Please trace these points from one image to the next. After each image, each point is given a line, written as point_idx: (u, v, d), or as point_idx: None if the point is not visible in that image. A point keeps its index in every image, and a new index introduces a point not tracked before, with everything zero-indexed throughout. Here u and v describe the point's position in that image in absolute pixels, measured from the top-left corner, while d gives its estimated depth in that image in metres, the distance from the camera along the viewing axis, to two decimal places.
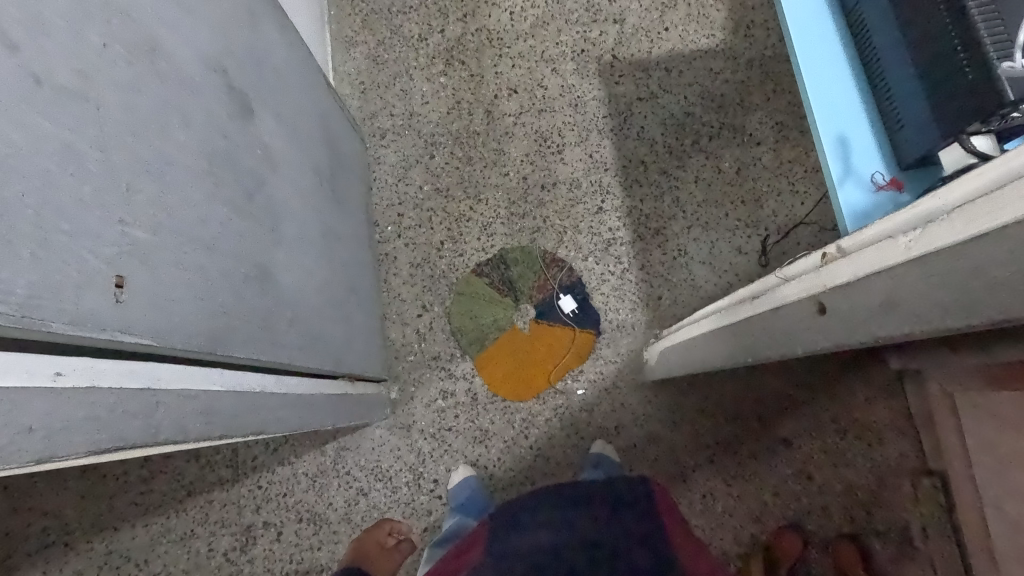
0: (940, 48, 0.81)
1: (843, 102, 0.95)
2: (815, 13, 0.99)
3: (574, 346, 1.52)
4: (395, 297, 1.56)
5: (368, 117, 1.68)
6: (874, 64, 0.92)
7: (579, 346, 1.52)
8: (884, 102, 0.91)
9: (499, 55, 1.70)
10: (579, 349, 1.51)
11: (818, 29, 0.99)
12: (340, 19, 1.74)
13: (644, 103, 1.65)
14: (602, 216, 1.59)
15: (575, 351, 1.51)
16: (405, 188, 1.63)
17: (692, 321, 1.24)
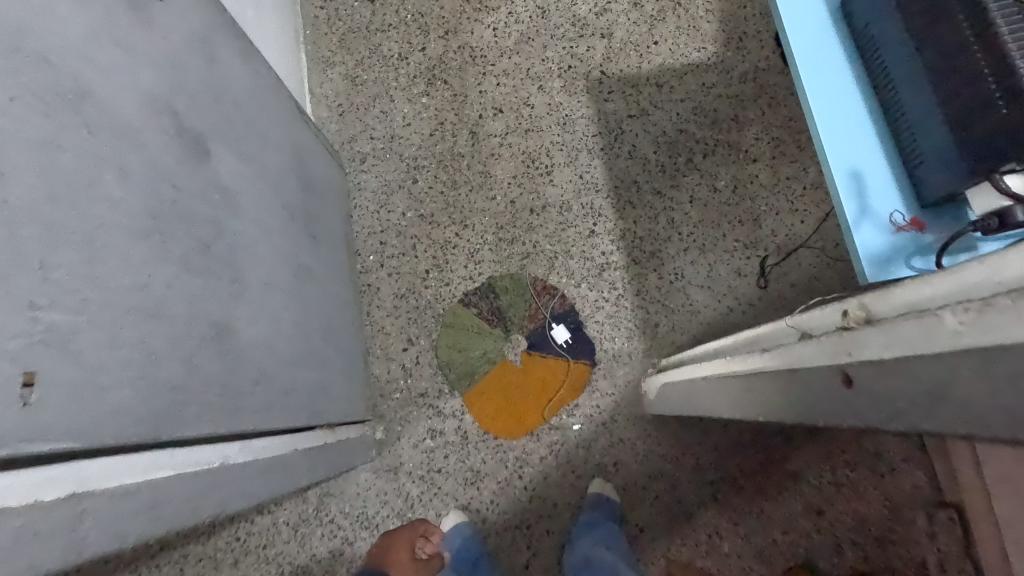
0: (962, 68, 0.75)
1: (857, 133, 0.89)
2: (820, 34, 0.93)
3: (569, 380, 1.44)
4: (379, 330, 1.48)
5: (347, 142, 1.60)
6: (891, 92, 0.86)
7: (574, 380, 1.44)
8: (901, 134, 0.85)
9: (482, 73, 1.63)
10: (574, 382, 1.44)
11: (824, 50, 0.92)
12: (315, 38, 1.67)
13: (635, 120, 1.59)
14: (594, 240, 1.52)
15: (569, 385, 1.44)
16: (388, 215, 1.55)
17: (692, 356, 1.17)
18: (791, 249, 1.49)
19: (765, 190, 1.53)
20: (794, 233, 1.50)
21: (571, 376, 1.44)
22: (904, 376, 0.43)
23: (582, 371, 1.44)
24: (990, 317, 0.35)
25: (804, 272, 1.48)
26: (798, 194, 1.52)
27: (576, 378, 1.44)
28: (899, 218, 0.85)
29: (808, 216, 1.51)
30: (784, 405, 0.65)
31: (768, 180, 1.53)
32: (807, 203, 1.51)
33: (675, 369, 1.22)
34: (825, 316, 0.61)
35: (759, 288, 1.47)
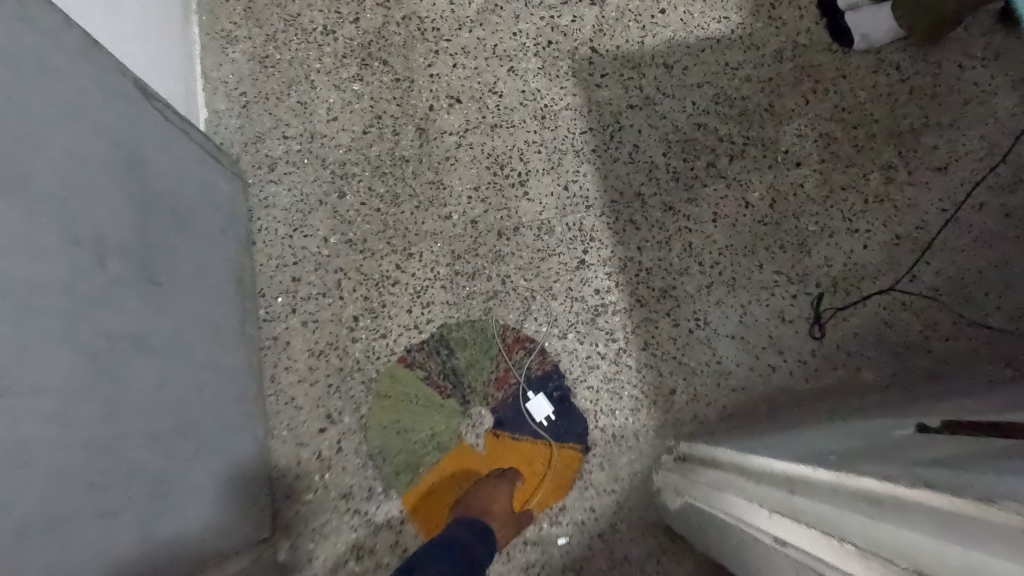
0: None
1: None
2: None
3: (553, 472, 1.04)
4: (287, 402, 1.07)
5: (251, 142, 1.19)
6: None
7: (559, 471, 1.04)
8: None
9: (434, 52, 1.23)
10: (559, 475, 1.04)
11: None
12: (214, 6, 1.26)
13: (637, 111, 1.19)
14: (584, 273, 1.12)
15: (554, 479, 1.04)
16: (304, 241, 1.14)
17: (734, 463, 0.78)
18: (852, 284, 1.10)
19: (813, 205, 1.14)
20: (854, 262, 1.11)
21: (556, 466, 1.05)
22: None
23: (573, 458, 1.05)
24: None
25: (871, 315, 1.08)
26: (857, 210, 1.13)
27: (561, 470, 1.04)
28: None
29: (872, 238, 1.12)
30: None
31: (817, 192, 1.14)
32: (870, 222, 1.13)
33: (705, 472, 0.85)
34: None
35: (813, 339, 1.07)
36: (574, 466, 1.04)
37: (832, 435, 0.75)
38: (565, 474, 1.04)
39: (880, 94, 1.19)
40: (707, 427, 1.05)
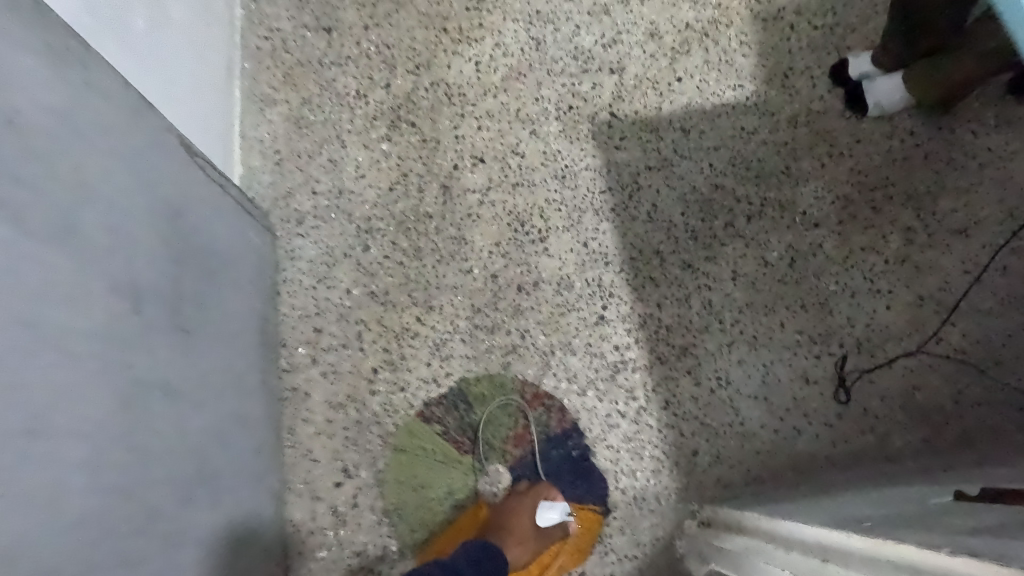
0: None
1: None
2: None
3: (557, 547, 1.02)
4: (303, 455, 1.06)
5: (282, 197, 1.24)
6: None
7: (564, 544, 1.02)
8: None
9: (460, 115, 1.29)
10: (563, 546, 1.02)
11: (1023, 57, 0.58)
12: (257, 73, 1.36)
13: (656, 173, 1.22)
14: (604, 329, 1.12)
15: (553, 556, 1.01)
16: (328, 292, 1.16)
17: (770, 527, 0.75)
18: (877, 348, 1.08)
19: (834, 266, 1.13)
20: (878, 323, 1.09)
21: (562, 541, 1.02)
22: None
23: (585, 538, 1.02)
24: None
25: (896, 377, 1.07)
26: (878, 272, 1.13)
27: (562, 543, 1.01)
28: None
29: (895, 299, 1.11)
30: None
31: (837, 252, 1.15)
32: (893, 284, 1.12)
33: (734, 538, 0.83)
34: None
35: (837, 403, 1.05)
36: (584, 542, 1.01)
37: (870, 506, 0.73)
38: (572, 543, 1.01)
39: (897, 158, 1.21)
40: (731, 490, 1.02)
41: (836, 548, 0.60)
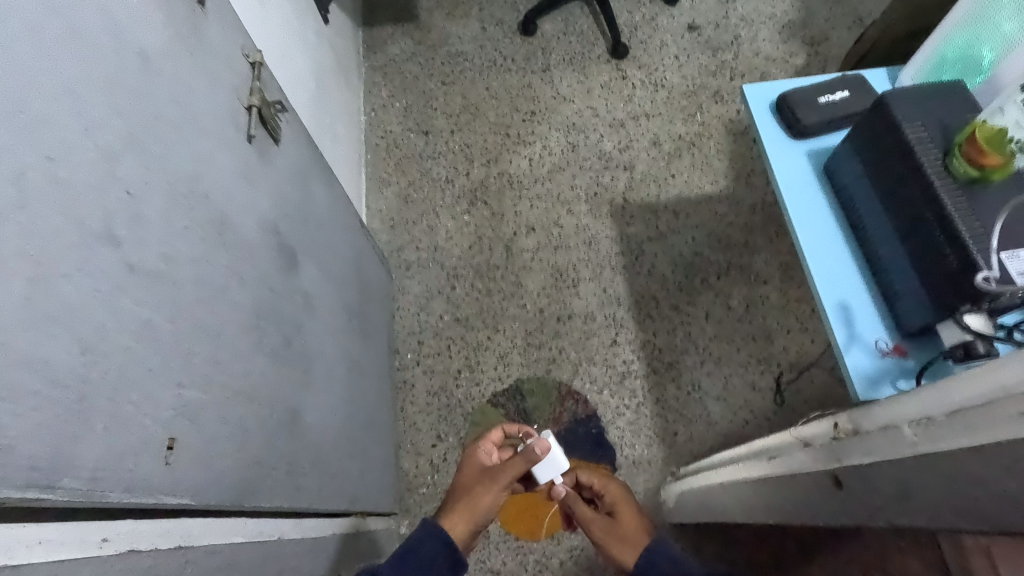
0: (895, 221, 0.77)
1: (815, 216, 0.88)
2: (793, 164, 0.93)
3: (509, 470, 1.03)
4: (410, 426, 1.58)
5: (395, 250, 1.79)
6: (843, 193, 0.86)
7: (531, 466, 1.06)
8: (852, 213, 0.85)
9: (519, 196, 1.84)
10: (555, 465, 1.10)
11: (797, 180, 0.92)
12: (375, 162, 1.91)
13: (655, 242, 1.76)
14: (616, 348, 1.63)
15: (505, 478, 1.03)
16: (427, 317, 1.70)
17: (704, 464, 1.25)
18: (803, 366, 1.58)
19: (776, 310, 1.65)
20: (805, 351, 1.60)
21: (508, 467, 1.04)
22: (886, 483, 0.52)
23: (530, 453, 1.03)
24: (932, 429, 0.48)
25: (816, 387, 1.56)
26: (807, 315, 1.63)
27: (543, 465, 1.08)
28: (883, 345, 0.78)
29: (818, 335, 1.61)
30: (792, 511, 0.73)
31: (779, 301, 1.66)
32: (816, 324, 1.62)
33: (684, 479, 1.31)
34: (820, 427, 0.69)
35: (775, 403, 1.54)
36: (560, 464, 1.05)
37: None
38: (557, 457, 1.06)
39: None
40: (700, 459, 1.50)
41: (724, 460, 1.09)
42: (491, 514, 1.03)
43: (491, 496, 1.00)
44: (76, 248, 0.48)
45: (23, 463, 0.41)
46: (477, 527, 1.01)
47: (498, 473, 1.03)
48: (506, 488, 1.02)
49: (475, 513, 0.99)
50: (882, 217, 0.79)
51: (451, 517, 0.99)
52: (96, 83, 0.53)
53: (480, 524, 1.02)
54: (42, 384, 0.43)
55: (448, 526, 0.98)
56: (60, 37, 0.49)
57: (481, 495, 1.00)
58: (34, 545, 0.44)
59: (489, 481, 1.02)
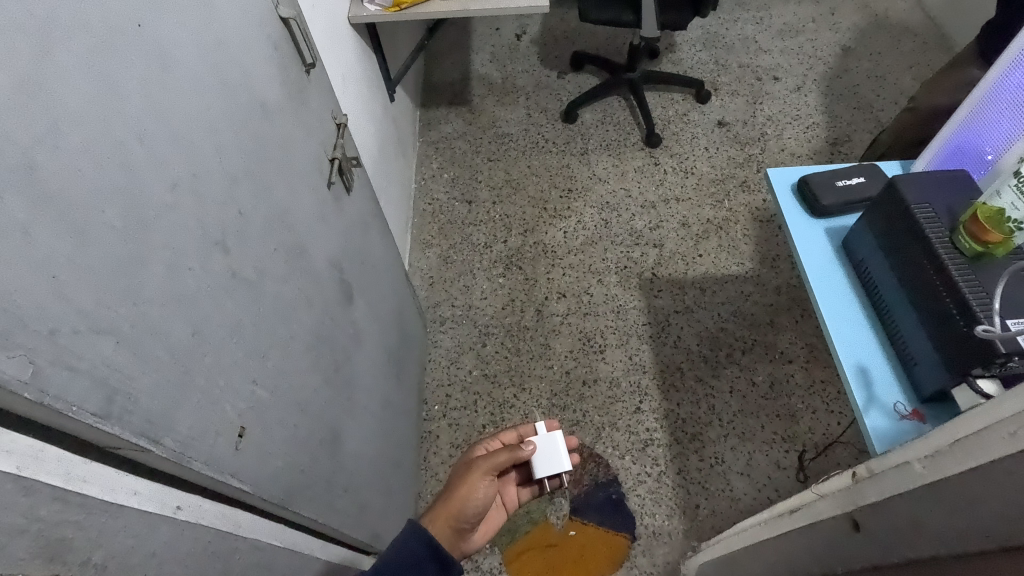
0: (907, 291, 0.83)
1: (834, 288, 0.95)
2: (812, 243, 1.01)
3: (491, 460, 1.01)
4: (431, 476, 1.60)
5: (432, 306, 1.89)
6: (862, 267, 0.93)
7: (520, 461, 1.02)
8: (870, 285, 0.91)
9: (552, 264, 1.95)
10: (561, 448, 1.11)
11: (816, 255, 0.99)
12: (420, 225, 2.05)
13: (681, 315, 1.82)
14: (639, 415, 1.65)
15: (484, 465, 1.00)
16: (456, 370, 1.76)
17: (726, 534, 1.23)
18: (829, 447, 1.57)
19: (800, 390, 1.67)
20: (830, 432, 1.59)
21: (489, 456, 1.01)
22: (901, 516, 0.55)
23: (516, 448, 1.00)
24: (938, 461, 0.52)
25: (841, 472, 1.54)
26: (833, 397, 1.65)
27: (544, 450, 1.10)
28: (901, 408, 0.82)
29: (844, 417, 1.61)
30: (806, 562, 0.74)
31: (803, 380, 1.68)
32: (842, 407, 1.63)
33: (705, 552, 1.28)
34: (838, 477, 0.72)
35: (800, 483, 1.53)
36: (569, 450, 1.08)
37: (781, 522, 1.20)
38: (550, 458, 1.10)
39: None
40: None
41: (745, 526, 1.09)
42: (477, 509, 0.99)
43: (466, 488, 0.98)
44: (201, 249, 0.58)
45: (141, 415, 0.49)
46: (462, 523, 0.99)
47: (476, 462, 1.01)
48: (487, 476, 0.99)
49: (454, 508, 0.97)
50: (896, 286, 0.85)
51: (432, 515, 0.97)
52: (230, 123, 0.65)
53: (468, 520, 0.99)
54: (163, 350, 0.52)
55: (427, 524, 0.96)
56: (212, 84, 0.62)
57: (457, 488, 0.98)
58: (132, 493, 0.49)
59: (467, 472, 1.00)
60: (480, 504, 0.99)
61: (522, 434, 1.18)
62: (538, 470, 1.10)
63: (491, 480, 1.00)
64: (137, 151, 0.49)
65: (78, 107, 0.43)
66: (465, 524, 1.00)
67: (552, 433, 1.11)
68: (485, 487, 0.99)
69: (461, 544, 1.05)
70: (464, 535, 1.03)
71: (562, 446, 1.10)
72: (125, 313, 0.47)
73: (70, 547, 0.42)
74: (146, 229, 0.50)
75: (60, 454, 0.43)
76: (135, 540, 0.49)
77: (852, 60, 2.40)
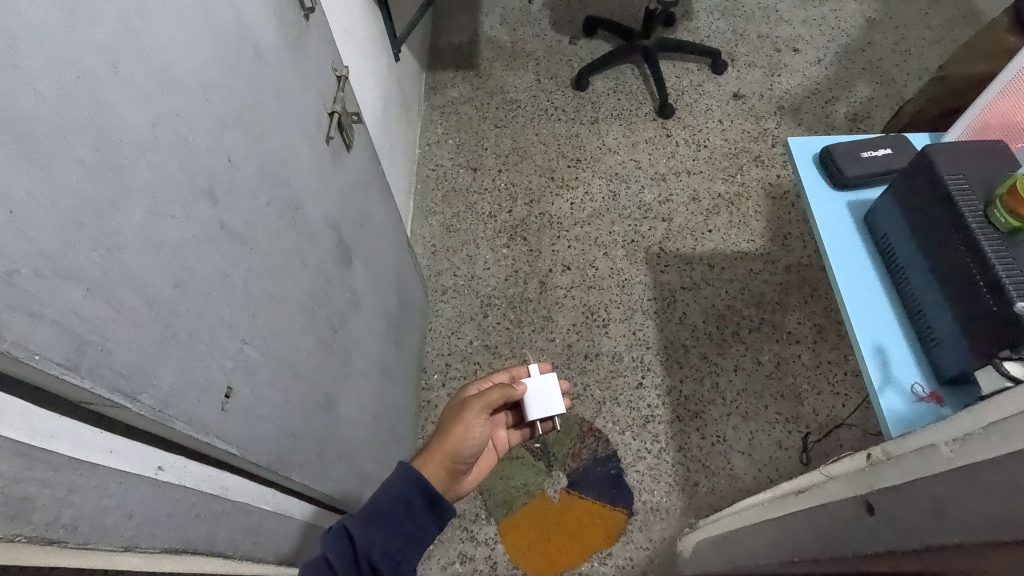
0: (935, 268, 0.79)
1: (855, 264, 0.90)
2: (834, 217, 0.96)
3: (483, 398, 0.99)
4: None
5: (434, 275, 1.85)
6: (884, 243, 0.89)
7: (514, 397, 1.01)
8: (892, 262, 0.87)
9: (557, 236, 1.90)
10: (556, 393, 1.09)
11: (836, 230, 0.95)
12: (423, 192, 2.00)
13: (687, 291, 1.78)
14: (641, 391, 1.62)
15: (478, 403, 0.98)
16: (457, 340, 1.73)
17: (723, 514, 1.21)
18: (832, 428, 1.55)
19: (806, 370, 1.64)
20: (834, 415, 1.57)
21: (481, 393, 0.99)
22: (921, 500, 0.52)
23: (509, 385, 0.99)
24: (970, 444, 0.49)
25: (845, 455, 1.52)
26: (839, 379, 1.62)
27: (538, 392, 1.08)
28: (919, 390, 0.78)
29: (849, 400, 1.59)
30: (807, 542, 0.72)
31: (810, 361, 1.65)
32: (848, 389, 1.60)
33: (700, 533, 1.27)
34: (850, 459, 0.69)
35: (801, 464, 1.51)
36: (563, 396, 1.06)
37: None
38: (542, 399, 1.08)
39: None
40: None
41: (743, 507, 1.07)
42: (473, 449, 0.97)
43: (462, 428, 0.95)
44: (186, 196, 0.54)
45: (114, 369, 0.45)
46: (459, 465, 0.96)
47: (469, 401, 0.98)
48: (481, 414, 0.97)
49: (449, 448, 0.94)
50: (922, 263, 0.81)
51: (426, 458, 0.94)
52: (220, 62, 0.60)
53: (464, 460, 0.97)
54: (141, 301, 0.48)
55: (422, 467, 0.93)
56: (199, 18, 0.56)
57: (452, 429, 0.95)
58: (106, 452, 0.47)
59: (461, 412, 0.97)
60: (477, 443, 0.97)
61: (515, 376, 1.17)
62: (531, 413, 1.08)
63: (486, 419, 0.98)
64: (110, 82, 0.44)
65: (39, 26, 0.38)
66: (461, 466, 0.97)
67: (546, 376, 1.09)
68: (481, 426, 0.97)
69: (455, 487, 1.02)
70: (458, 478, 1.01)
71: (556, 390, 1.08)
72: (95, 258, 0.43)
73: (35, 505, 0.40)
74: (121, 169, 0.46)
75: (23, 408, 0.40)
76: (110, 501, 0.46)
77: (876, 32, 2.31)
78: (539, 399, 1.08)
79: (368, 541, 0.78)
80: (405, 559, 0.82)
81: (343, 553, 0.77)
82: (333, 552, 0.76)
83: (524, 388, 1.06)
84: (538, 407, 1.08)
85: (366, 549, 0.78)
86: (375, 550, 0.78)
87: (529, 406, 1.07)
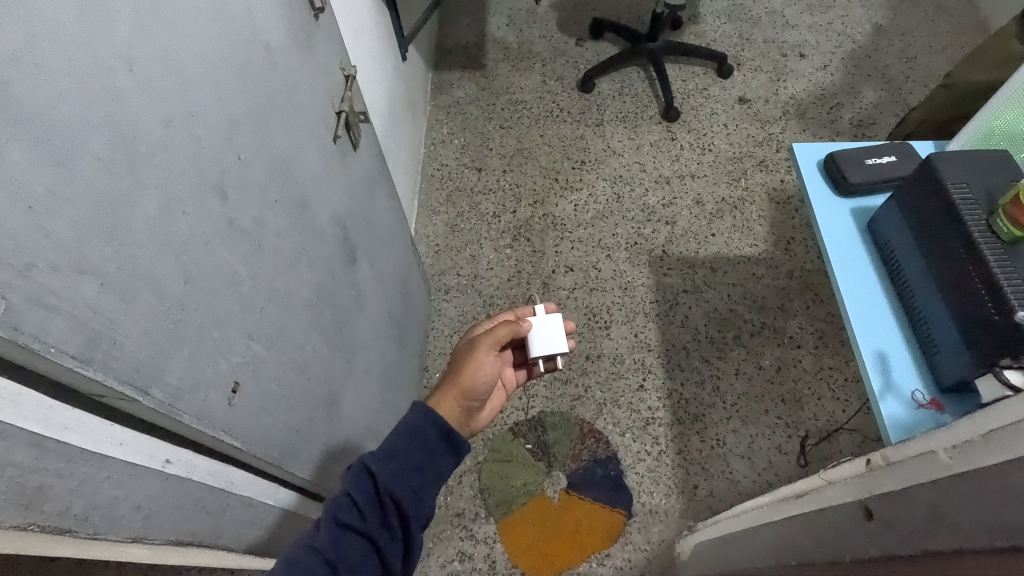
0: (937, 276, 0.79)
1: (857, 269, 0.91)
2: (838, 223, 0.97)
3: (492, 335, 0.99)
4: None
5: (437, 274, 1.85)
6: (887, 250, 0.90)
7: (522, 331, 1.01)
8: (895, 268, 0.88)
9: (560, 237, 1.90)
10: (561, 329, 1.10)
11: (840, 236, 0.95)
12: (428, 191, 2.00)
13: (689, 294, 1.79)
14: (641, 394, 1.63)
15: (487, 339, 0.98)
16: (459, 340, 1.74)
17: (719, 518, 1.22)
18: (831, 433, 1.56)
19: (807, 375, 1.64)
20: (834, 420, 1.57)
21: (490, 331, 0.99)
22: (919, 505, 0.52)
23: (518, 322, 0.99)
24: (969, 451, 0.50)
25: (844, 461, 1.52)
26: (839, 384, 1.62)
27: (544, 330, 1.09)
28: (919, 397, 0.79)
29: (849, 405, 1.59)
30: (805, 545, 0.72)
31: (811, 366, 1.65)
32: (848, 394, 1.60)
33: (697, 536, 1.28)
34: (851, 464, 0.70)
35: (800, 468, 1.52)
36: (567, 337, 1.07)
37: None
38: (548, 334, 1.09)
39: None
40: None
41: (741, 512, 1.07)
42: (485, 384, 0.98)
43: (474, 366, 0.96)
44: (199, 193, 0.55)
45: (127, 362, 0.46)
46: (472, 401, 0.97)
47: (478, 339, 0.98)
48: (491, 350, 0.98)
49: (463, 386, 0.95)
50: (925, 271, 0.81)
51: (440, 396, 0.94)
52: (232, 60, 0.61)
53: (477, 397, 0.98)
54: (153, 297, 0.49)
55: (437, 405, 0.94)
56: (213, 16, 0.57)
57: (464, 365, 0.96)
58: (117, 444, 0.47)
59: (471, 349, 0.97)
60: (488, 379, 0.98)
61: (520, 314, 1.17)
62: (536, 349, 1.09)
63: (496, 355, 0.99)
64: (126, 80, 0.45)
65: (60, 26, 0.39)
66: (473, 401, 0.98)
67: (552, 314, 1.10)
68: (491, 362, 0.98)
69: (469, 424, 1.03)
70: (471, 414, 1.02)
71: (561, 329, 1.09)
72: (111, 254, 0.44)
73: (48, 495, 0.41)
74: (136, 166, 0.46)
75: (39, 399, 0.41)
76: (120, 492, 0.47)
77: (883, 39, 2.31)
78: (546, 335, 1.09)
79: (389, 477, 0.75)
80: (430, 492, 0.79)
81: (367, 490, 0.74)
82: (356, 490, 0.74)
83: (529, 325, 1.07)
84: (542, 344, 1.09)
85: (388, 485, 0.74)
86: (397, 486, 0.75)
87: (534, 344, 1.08)
